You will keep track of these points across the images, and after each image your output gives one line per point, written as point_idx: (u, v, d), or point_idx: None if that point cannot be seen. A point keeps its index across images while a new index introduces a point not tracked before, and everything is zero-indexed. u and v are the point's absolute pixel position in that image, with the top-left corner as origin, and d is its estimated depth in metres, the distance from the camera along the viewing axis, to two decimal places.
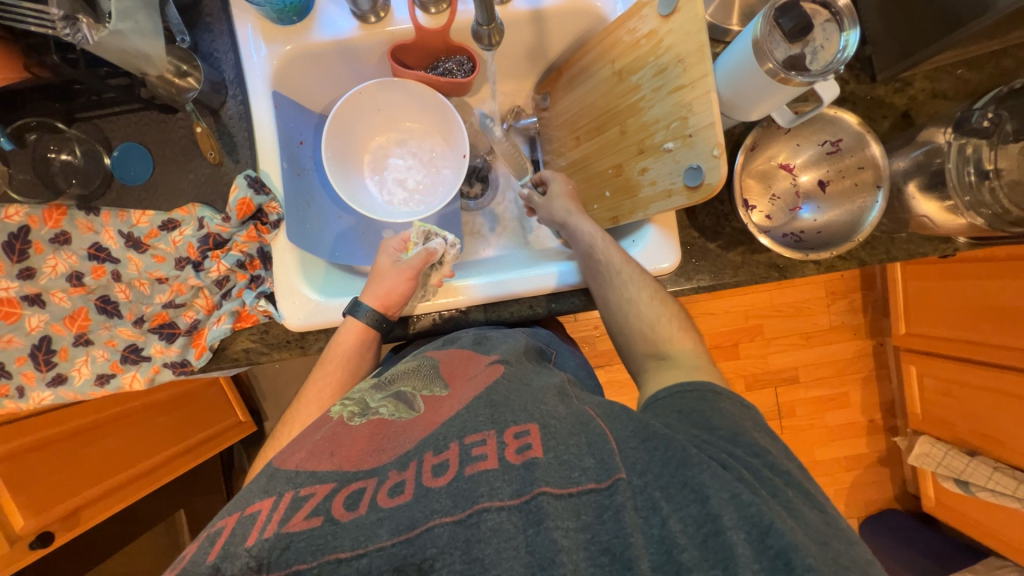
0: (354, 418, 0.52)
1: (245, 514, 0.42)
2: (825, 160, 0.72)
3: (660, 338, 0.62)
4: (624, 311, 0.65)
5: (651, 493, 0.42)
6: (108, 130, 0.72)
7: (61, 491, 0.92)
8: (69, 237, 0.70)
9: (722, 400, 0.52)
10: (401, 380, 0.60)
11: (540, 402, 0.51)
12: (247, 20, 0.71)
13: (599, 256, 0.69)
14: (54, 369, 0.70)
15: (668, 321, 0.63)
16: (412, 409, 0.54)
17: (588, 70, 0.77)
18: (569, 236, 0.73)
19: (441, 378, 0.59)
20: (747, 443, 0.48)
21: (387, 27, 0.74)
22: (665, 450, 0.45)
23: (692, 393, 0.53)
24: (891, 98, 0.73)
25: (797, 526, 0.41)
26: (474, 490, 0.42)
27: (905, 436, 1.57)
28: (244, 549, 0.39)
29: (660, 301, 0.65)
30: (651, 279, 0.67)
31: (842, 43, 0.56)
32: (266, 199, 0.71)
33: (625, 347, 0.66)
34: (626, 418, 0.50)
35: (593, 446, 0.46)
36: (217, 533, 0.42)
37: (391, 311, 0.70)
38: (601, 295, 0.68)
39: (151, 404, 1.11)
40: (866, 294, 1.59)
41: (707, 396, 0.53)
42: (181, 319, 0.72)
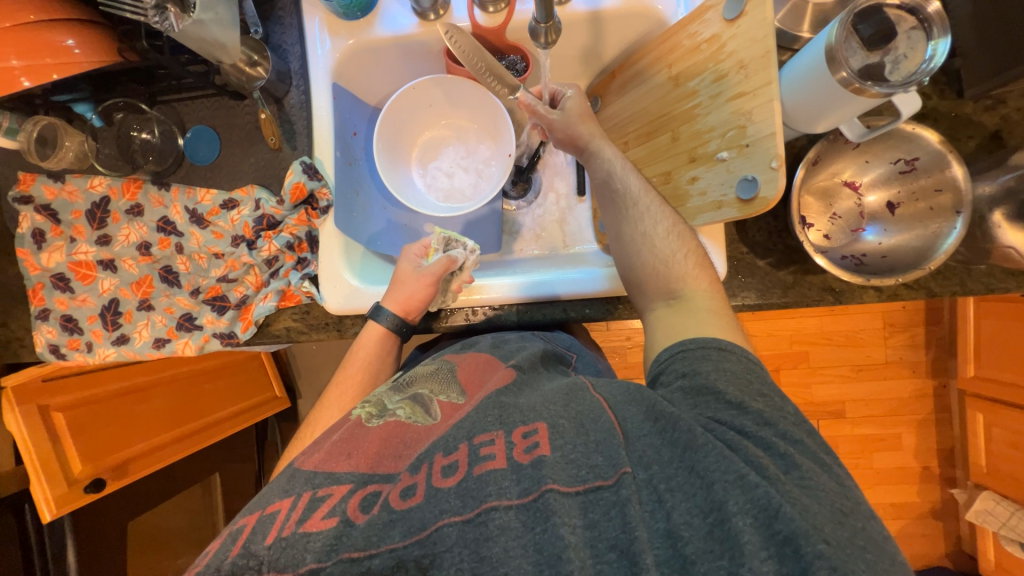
0: (371, 419, 0.53)
1: (265, 512, 0.44)
2: (897, 180, 0.67)
3: (671, 275, 0.60)
4: (638, 246, 0.63)
5: (657, 486, 0.42)
6: (184, 114, 0.78)
7: (113, 443, 1.00)
8: (142, 209, 0.76)
9: (726, 357, 0.51)
10: (418, 382, 0.61)
11: (549, 402, 0.50)
12: (316, 14, 0.75)
13: (617, 185, 0.66)
14: (119, 329, 0.75)
15: (683, 257, 0.61)
16: (429, 415, 0.54)
17: (643, 73, 0.75)
18: (588, 162, 0.70)
19: (458, 384, 0.59)
20: (754, 411, 0.46)
21: (445, 25, 0.75)
22: (673, 433, 0.45)
23: (693, 353, 0.52)
24: (980, 116, 0.66)
25: (813, 505, 0.40)
26: (482, 489, 0.42)
27: (965, 489, 1.43)
28: (263, 546, 0.41)
29: (678, 236, 0.62)
30: (672, 213, 0.64)
31: (930, 52, 0.51)
32: (318, 184, 0.74)
33: (634, 284, 0.64)
34: (634, 405, 0.49)
35: (600, 442, 0.45)
36: (238, 531, 0.43)
37: (411, 315, 0.71)
38: (615, 230, 0.66)
39: (197, 372, 1.19)
40: (931, 330, 1.47)
41: (711, 354, 0.51)
42: (232, 293, 0.76)
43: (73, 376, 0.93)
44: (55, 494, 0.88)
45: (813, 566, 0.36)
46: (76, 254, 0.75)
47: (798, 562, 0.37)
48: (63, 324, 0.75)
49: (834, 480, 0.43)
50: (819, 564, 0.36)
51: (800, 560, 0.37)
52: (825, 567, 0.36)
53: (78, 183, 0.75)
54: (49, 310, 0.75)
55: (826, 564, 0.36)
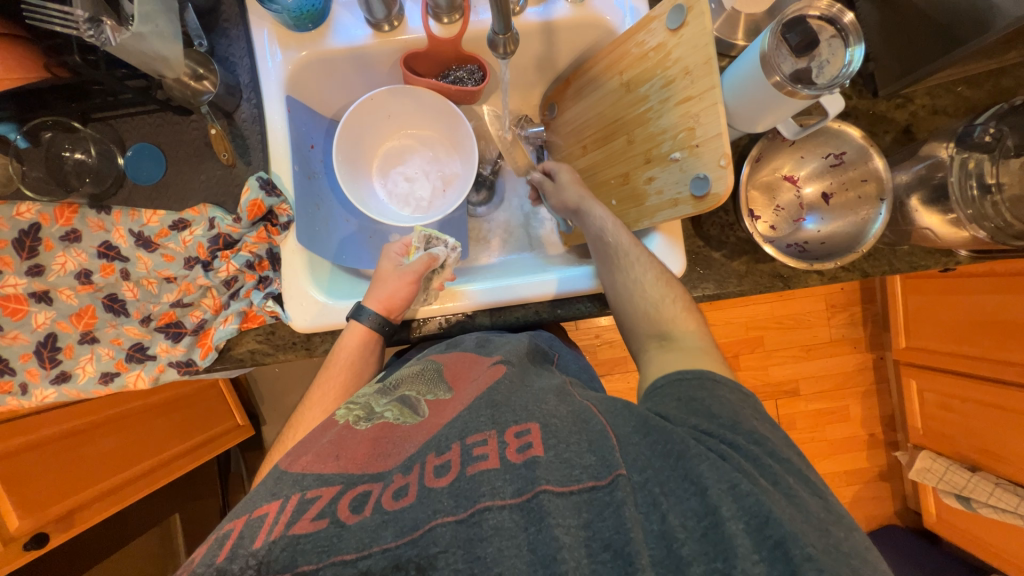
0: (359, 423, 0.53)
1: (253, 515, 0.43)
2: (829, 172, 0.73)
3: (662, 320, 0.63)
4: (631, 294, 0.65)
5: (651, 489, 0.44)
6: (123, 131, 0.73)
7: (61, 491, 0.92)
8: (79, 235, 0.71)
9: (720, 387, 0.53)
10: (405, 384, 0.60)
11: (540, 402, 0.52)
12: (264, 26, 0.72)
13: (609, 239, 0.69)
14: (58, 366, 0.70)
15: (672, 301, 0.64)
16: (417, 414, 0.54)
17: (596, 80, 0.78)
18: (580, 217, 0.73)
19: (445, 380, 0.60)
20: (745, 429, 0.49)
21: (400, 36, 0.75)
22: (667, 445, 0.46)
23: (690, 380, 0.54)
24: (893, 113, 0.74)
25: (798, 516, 0.42)
26: (476, 490, 0.43)
27: (906, 451, 1.57)
28: (251, 549, 0.40)
29: (666, 282, 0.65)
30: (658, 261, 0.67)
31: (847, 58, 0.57)
32: (277, 201, 0.72)
33: (628, 329, 0.66)
34: (627, 415, 0.51)
35: (593, 443, 0.47)
36: (225, 537, 0.42)
37: (393, 314, 0.71)
38: (610, 279, 0.68)
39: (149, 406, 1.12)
40: (866, 307, 1.61)
41: (705, 383, 0.53)
42: (188, 318, 0.72)
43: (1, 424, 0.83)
44: None
45: (802, 569, 0.39)
46: (3, 288, 0.69)
47: (788, 564, 0.39)
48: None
49: (818, 495, 0.46)
50: (807, 566, 0.39)
51: (790, 563, 0.39)
52: (814, 569, 0.38)
53: (0, 210, 0.68)
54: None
55: (816, 566, 0.38)
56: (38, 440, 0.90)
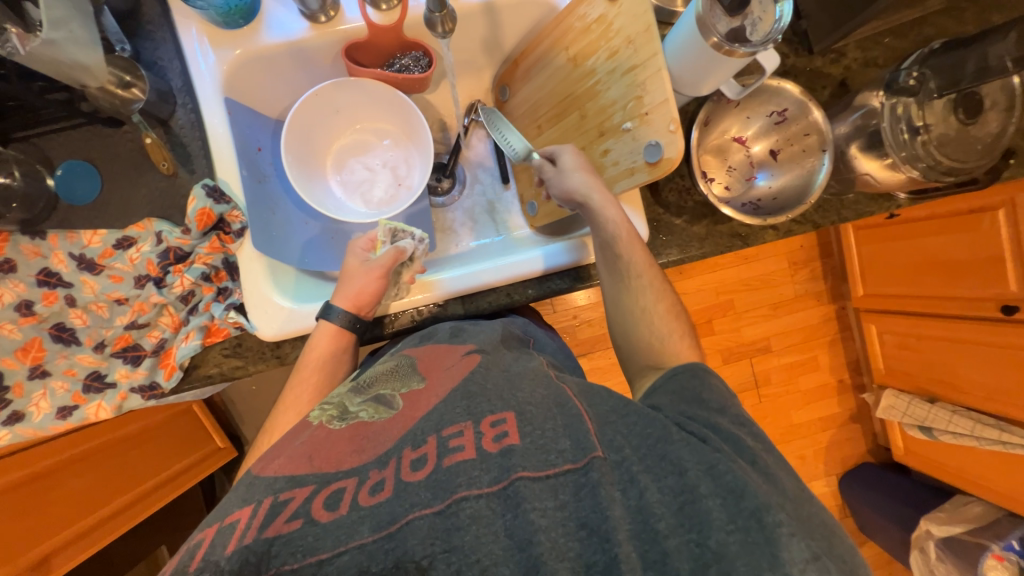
0: (333, 422, 0.52)
1: (224, 523, 0.42)
2: (774, 129, 0.75)
3: (664, 352, 0.62)
4: (636, 315, 0.65)
5: (629, 467, 0.45)
6: (48, 148, 0.69)
7: (29, 539, 0.87)
8: (14, 264, 0.66)
9: (711, 376, 0.56)
10: (379, 383, 0.58)
11: (516, 390, 0.52)
12: (192, 26, 0.69)
13: (621, 251, 0.67)
14: (9, 407, 0.66)
15: (678, 337, 0.63)
16: (391, 408, 0.53)
17: (544, 58, 0.78)
18: (590, 216, 0.69)
19: (418, 373, 0.59)
20: (731, 413, 0.53)
21: (339, 26, 0.73)
22: (649, 428, 0.48)
23: (684, 374, 0.56)
24: (828, 68, 0.77)
25: (770, 487, 0.46)
26: (452, 480, 0.43)
27: (873, 392, 1.66)
28: (223, 556, 0.39)
29: (673, 315, 0.65)
30: (668, 290, 0.67)
31: (777, 14, 0.58)
32: (227, 207, 0.69)
33: (628, 353, 0.66)
34: (606, 399, 0.52)
35: (569, 426, 0.47)
36: (196, 546, 0.41)
37: (365, 310, 0.69)
38: (617, 293, 0.67)
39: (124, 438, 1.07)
40: (825, 262, 1.68)
41: (698, 372, 0.56)
42: (146, 340, 0.69)
43: None
44: None
45: (776, 535, 0.41)
46: None
47: (762, 531, 0.41)
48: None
49: (791, 474, 0.49)
50: (780, 532, 0.41)
51: (764, 530, 0.41)
52: (789, 535, 0.41)
53: None
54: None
55: (787, 531, 0.41)
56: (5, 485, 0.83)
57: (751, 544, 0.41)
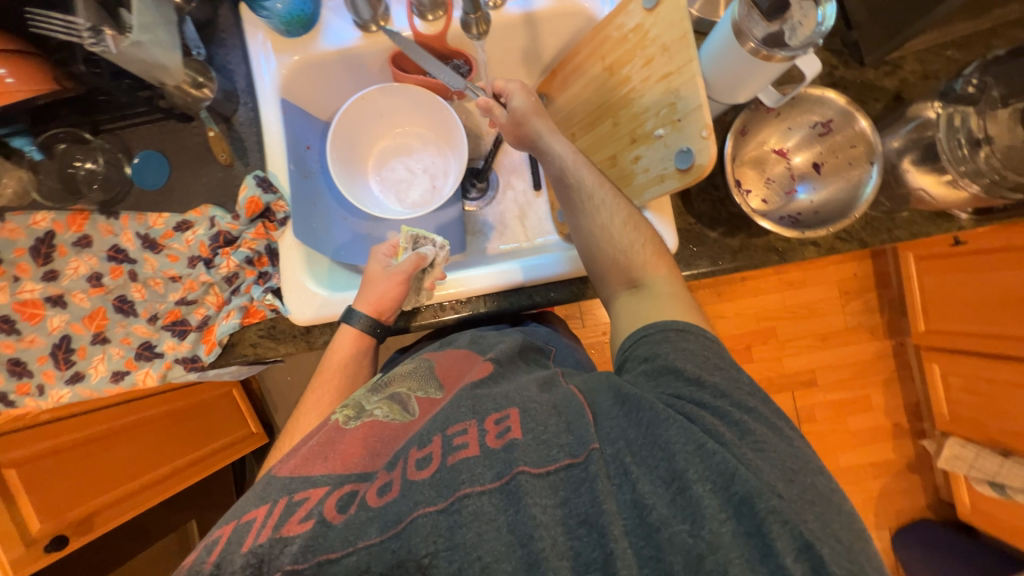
0: (349, 421, 0.53)
1: (240, 522, 0.44)
2: (817, 141, 0.72)
3: (631, 265, 0.63)
4: (600, 243, 0.65)
5: (623, 459, 0.44)
6: (130, 140, 0.77)
7: (77, 496, 0.96)
8: (90, 240, 0.75)
9: (686, 338, 0.53)
10: (395, 382, 0.61)
11: (522, 389, 0.51)
12: (258, 34, 0.76)
13: (571, 180, 0.68)
14: (72, 367, 0.76)
15: (641, 246, 0.63)
16: (407, 413, 0.54)
17: (580, 68, 0.79)
18: (541, 156, 0.72)
19: (436, 378, 0.60)
20: (711, 384, 0.49)
21: (388, 35, 0.77)
22: (637, 413, 0.46)
23: (654, 335, 0.54)
24: (882, 81, 0.74)
25: (765, 466, 0.44)
26: (456, 477, 0.43)
27: (934, 439, 1.51)
28: (241, 552, 0.41)
29: (634, 227, 0.65)
30: (626, 204, 0.67)
31: (820, 17, 0.56)
32: (274, 197, 0.74)
33: (598, 276, 0.66)
34: (604, 389, 0.51)
35: (570, 422, 0.47)
36: (214, 542, 0.43)
37: (385, 315, 0.72)
38: (578, 227, 0.68)
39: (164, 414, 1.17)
40: (882, 292, 1.56)
41: (670, 336, 0.54)
42: (192, 316, 0.75)
43: (25, 428, 0.89)
44: (12, 557, 0.83)
45: (767, 522, 0.40)
46: (21, 293, 0.75)
47: (754, 519, 0.40)
48: (9, 369, 0.75)
49: (786, 442, 0.47)
50: (772, 518, 0.40)
51: (756, 516, 0.40)
52: (777, 521, 0.40)
53: (18, 220, 0.74)
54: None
55: (779, 517, 0.40)
56: (55, 445, 0.94)
57: (744, 532, 0.40)
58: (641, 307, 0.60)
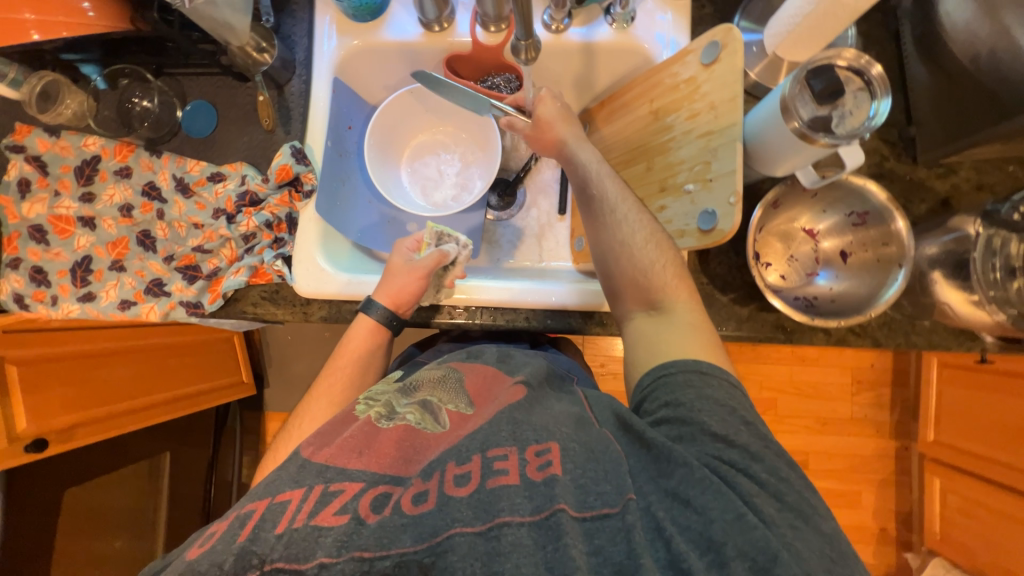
0: (380, 420, 0.53)
1: (274, 501, 0.44)
2: (850, 230, 0.69)
3: (650, 285, 0.62)
4: (614, 258, 0.65)
5: (657, 515, 0.44)
6: (187, 87, 0.81)
7: (67, 404, 1.02)
8: (130, 172, 0.79)
9: (708, 382, 0.52)
10: (426, 388, 0.60)
11: (559, 424, 0.51)
12: (327, 13, 0.79)
13: (594, 191, 0.68)
14: (87, 287, 0.79)
15: (662, 266, 0.63)
16: (438, 423, 0.54)
17: (628, 105, 0.79)
18: (568, 161, 0.72)
19: (467, 395, 0.58)
20: (740, 444, 0.48)
21: (448, 38, 0.79)
22: (671, 468, 0.47)
23: (678, 380, 0.53)
24: (933, 182, 0.71)
25: (804, 549, 0.42)
26: (494, 503, 0.43)
27: (920, 554, 1.43)
28: (274, 534, 0.42)
29: (656, 245, 0.64)
30: (650, 220, 0.66)
31: (873, 111, 0.55)
32: (305, 169, 0.76)
33: (615, 292, 0.66)
34: (635, 437, 0.51)
35: (608, 469, 0.47)
36: (247, 516, 0.44)
37: (401, 309, 0.74)
38: (595, 238, 0.68)
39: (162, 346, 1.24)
40: (896, 390, 1.49)
41: (693, 380, 0.53)
42: (205, 264, 0.78)
43: (34, 332, 0.97)
44: None
45: None
46: (58, 208, 0.80)
47: None
48: (31, 275, 0.80)
49: (821, 524, 0.45)
50: None
51: None
52: None
53: (72, 140, 0.80)
54: (20, 260, 0.80)
55: None
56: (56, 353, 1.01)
57: None
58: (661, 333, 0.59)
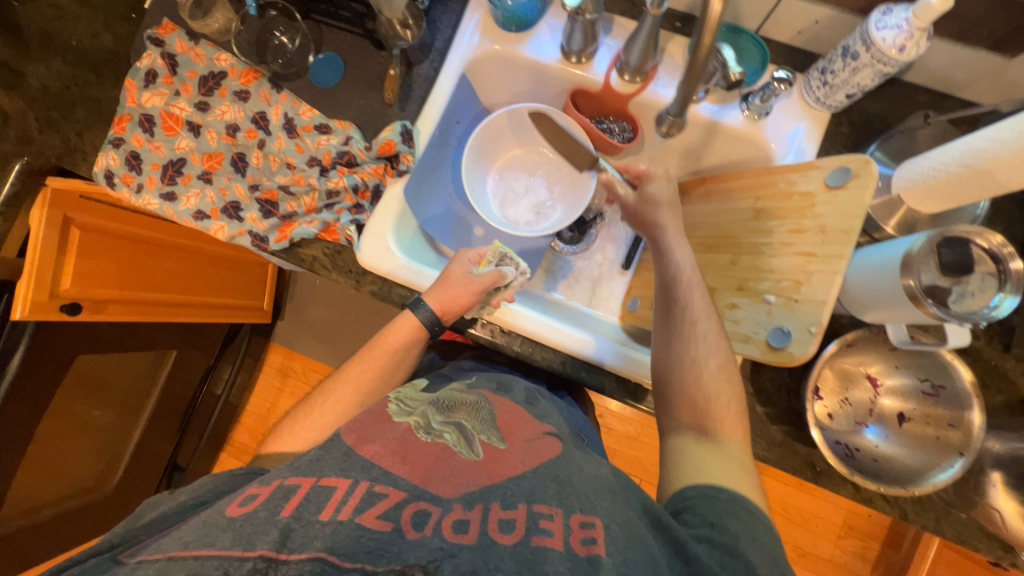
0: (421, 432, 0.56)
1: (320, 484, 0.48)
2: (916, 398, 0.65)
3: (707, 413, 0.62)
4: (674, 368, 0.67)
5: None
6: (325, 36, 0.84)
7: (103, 278, 1.05)
8: (247, 96, 0.82)
9: (756, 522, 0.51)
10: (461, 412, 0.62)
11: (600, 496, 0.51)
12: (477, 12, 0.80)
13: (679, 292, 0.69)
14: (172, 187, 0.83)
15: (724, 401, 0.63)
16: (472, 450, 0.55)
17: (730, 193, 0.78)
18: (659, 254, 0.74)
19: (498, 429, 0.60)
20: None
21: (581, 71, 0.80)
22: None
23: (728, 507, 0.52)
24: (1017, 377, 0.67)
25: None
26: (539, 563, 0.43)
27: None
28: (319, 521, 0.45)
29: (725, 376, 0.64)
30: (725, 348, 0.66)
31: (994, 301, 0.52)
32: (407, 150, 0.76)
33: (664, 400, 0.67)
34: (670, 547, 0.49)
35: (649, 563, 0.45)
36: (291, 490, 0.48)
37: (446, 318, 0.75)
38: (661, 340, 0.69)
39: (203, 254, 1.31)
40: (885, 549, 1.42)
41: (741, 513, 0.52)
42: (284, 204, 0.80)
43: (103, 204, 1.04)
44: (32, 297, 0.90)
45: None
46: (172, 107, 0.84)
47: None
48: (127, 158, 0.84)
49: None
50: None
51: None
52: None
53: (208, 51, 0.83)
54: (123, 142, 0.85)
55: None
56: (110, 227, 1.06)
57: None
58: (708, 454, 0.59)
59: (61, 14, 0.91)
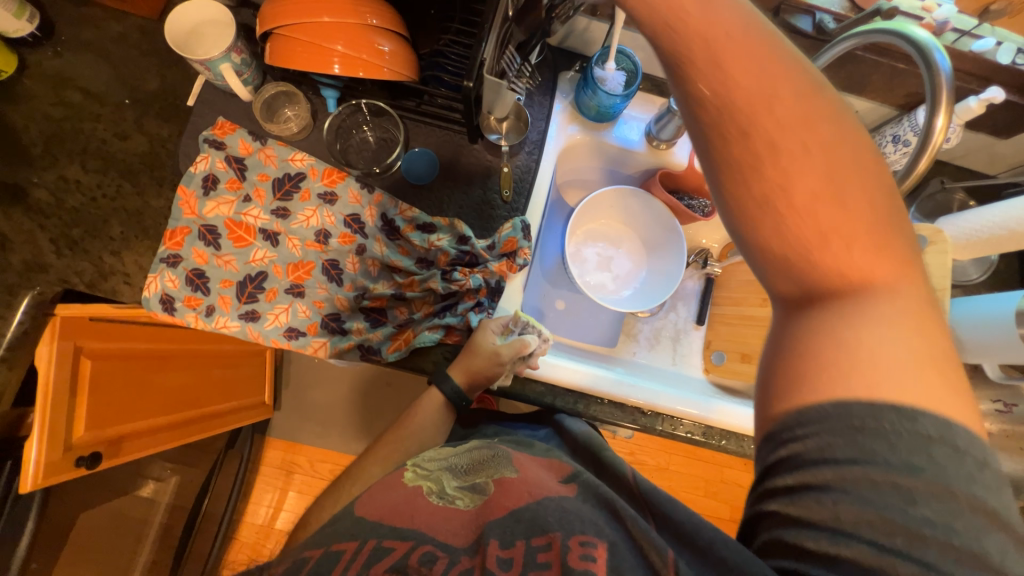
0: (431, 494, 0.54)
1: (331, 550, 0.46)
2: (995, 416, 0.78)
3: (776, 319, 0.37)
4: (755, 254, 0.38)
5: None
6: (411, 132, 0.80)
7: (117, 412, 0.78)
8: (335, 198, 0.76)
9: (906, 430, 0.32)
10: (475, 467, 0.59)
11: (588, 518, 0.44)
12: (563, 105, 0.84)
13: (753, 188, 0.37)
14: (252, 304, 0.73)
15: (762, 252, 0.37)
16: (482, 496, 0.52)
17: None
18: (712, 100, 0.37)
19: (512, 466, 0.57)
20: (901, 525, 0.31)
21: (666, 156, 0.87)
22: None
23: (857, 423, 0.32)
24: None
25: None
26: None
27: None
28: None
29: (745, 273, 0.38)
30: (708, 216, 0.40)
31: None
32: (527, 244, 0.76)
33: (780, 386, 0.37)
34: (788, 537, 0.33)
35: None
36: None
37: (471, 390, 0.72)
38: (727, 214, 0.38)
39: (208, 353, 1.06)
40: None
41: (882, 426, 0.32)
42: (394, 313, 0.76)
43: (110, 320, 0.77)
44: (47, 459, 0.64)
45: None
46: (244, 215, 0.75)
47: None
48: (188, 277, 0.73)
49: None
50: None
51: None
52: None
53: (281, 152, 0.76)
54: (181, 258, 0.73)
55: None
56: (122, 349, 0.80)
57: None
58: (847, 365, 0.34)
59: (72, 114, 0.77)
